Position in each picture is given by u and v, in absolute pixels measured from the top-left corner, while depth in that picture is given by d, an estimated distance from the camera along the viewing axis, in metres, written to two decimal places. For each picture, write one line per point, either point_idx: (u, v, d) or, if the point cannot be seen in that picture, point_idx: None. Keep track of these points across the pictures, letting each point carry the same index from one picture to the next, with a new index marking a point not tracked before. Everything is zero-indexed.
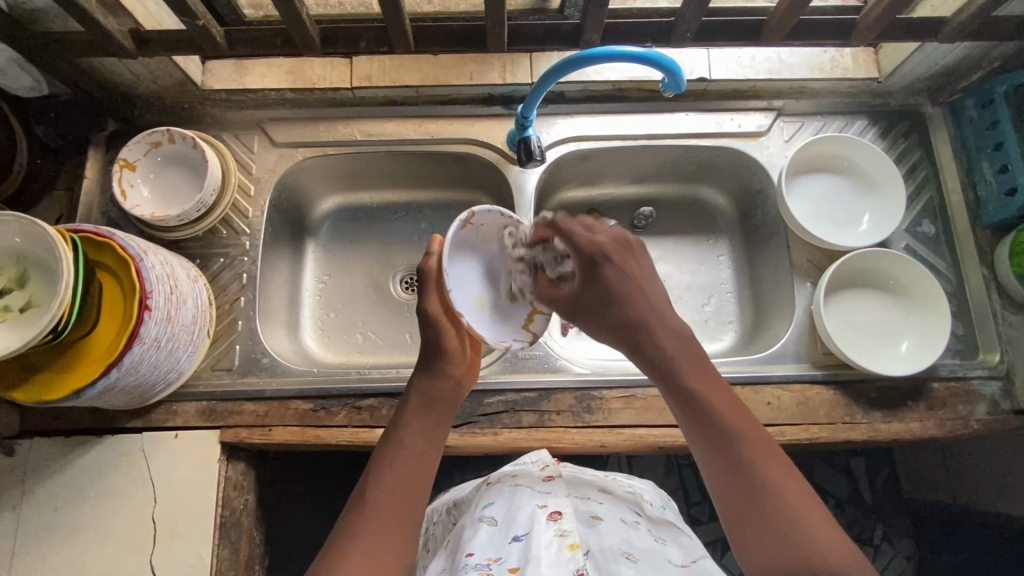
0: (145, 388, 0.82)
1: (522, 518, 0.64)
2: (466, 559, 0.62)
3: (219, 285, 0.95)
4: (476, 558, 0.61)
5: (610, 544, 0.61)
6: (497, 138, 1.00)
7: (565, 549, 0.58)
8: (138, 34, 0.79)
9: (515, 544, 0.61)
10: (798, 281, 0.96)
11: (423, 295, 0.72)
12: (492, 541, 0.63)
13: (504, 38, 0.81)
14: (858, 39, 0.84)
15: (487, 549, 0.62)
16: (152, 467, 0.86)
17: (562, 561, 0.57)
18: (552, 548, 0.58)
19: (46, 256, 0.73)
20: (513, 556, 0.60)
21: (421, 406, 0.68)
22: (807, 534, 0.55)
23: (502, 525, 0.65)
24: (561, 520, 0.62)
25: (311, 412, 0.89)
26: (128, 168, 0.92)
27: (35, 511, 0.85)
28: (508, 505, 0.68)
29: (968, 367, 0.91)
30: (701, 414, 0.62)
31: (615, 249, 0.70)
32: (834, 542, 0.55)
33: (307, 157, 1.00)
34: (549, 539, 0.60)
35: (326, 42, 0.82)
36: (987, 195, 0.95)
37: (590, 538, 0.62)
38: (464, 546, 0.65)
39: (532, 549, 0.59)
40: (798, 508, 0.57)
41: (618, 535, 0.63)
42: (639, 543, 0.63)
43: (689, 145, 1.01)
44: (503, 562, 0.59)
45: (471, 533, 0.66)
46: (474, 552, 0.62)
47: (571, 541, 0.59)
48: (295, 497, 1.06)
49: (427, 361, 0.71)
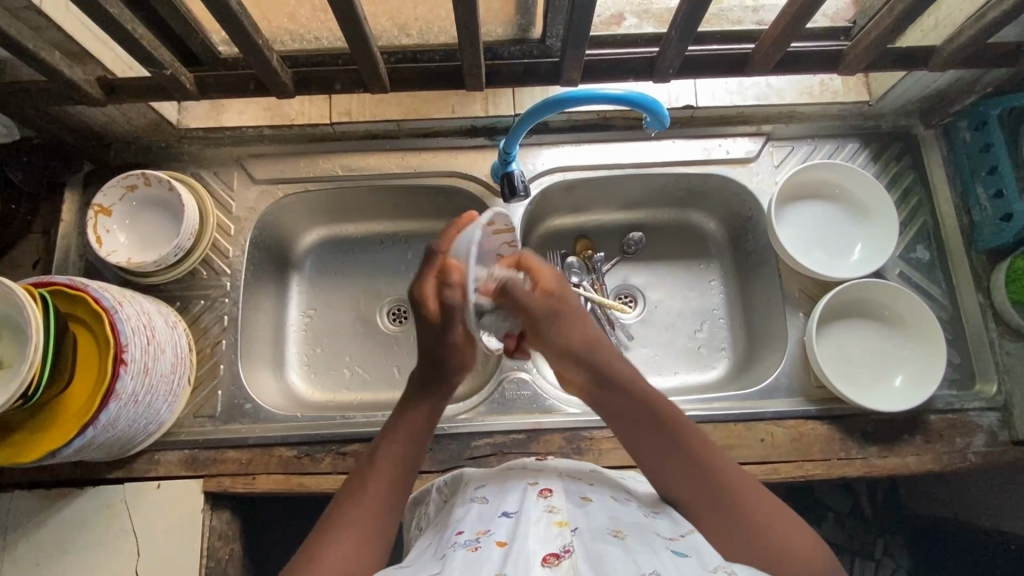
0: (123, 441, 0.81)
1: (513, 500, 0.61)
2: (455, 536, 0.57)
3: (200, 328, 0.93)
4: (466, 534, 0.57)
5: (599, 524, 0.57)
6: (481, 171, 0.98)
7: (554, 525, 0.55)
8: (105, 83, 0.77)
9: (505, 519, 0.57)
10: (790, 312, 0.94)
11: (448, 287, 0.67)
12: (481, 517, 0.59)
13: (482, 79, 0.80)
14: (846, 69, 0.81)
15: (477, 525, 0.58)
16: (135, 518, 0.85)
17: (549, 536, 0.53)
18: (540, 524, 0.55)
19: (16, 317, 0.72)
20: (501, 530, 0.55)
21: (426, 416, 0.71)
22: (776, 529, 0.59)
23: (492, 505, 0.61)
24: (551, 498, 0.59)
25: (295, 459, 0.87)
26: (103, 213, 0.90)
27: (16, 567, 0.83)
28: (500, 488, 0.65)
29: (965, 398, 0.89)
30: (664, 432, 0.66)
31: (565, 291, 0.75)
32: (802, 537, 0.59)
33: (287, 194, 0.98)
34: (538, 516, 0.56)
35: (301, 85, 0.81)
36: (982, 219, 0.93)
37: (579, 517, 0.57)
38: (453, 525, 0.60)
39: (522, 525, 0.55)
40: (764, 506, 0.60)
41: (605, 514, 0.59)
42: (627, 518, 0.59)
43: (676, 173, 0.99)
44: (492, 535, 0.55)
45: (461, 512, 0.62)
46: (464, 529, 0.58)
47: (559, 518, 0.56)
48: (283, 531, 1.04)
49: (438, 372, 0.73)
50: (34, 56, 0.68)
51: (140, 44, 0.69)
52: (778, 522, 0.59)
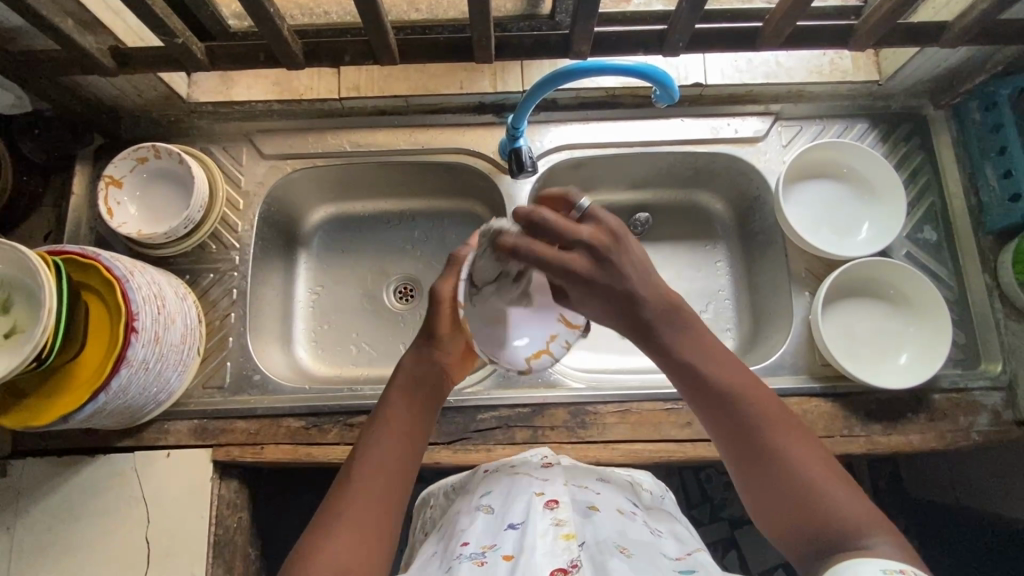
0: (134, 408, 0.82)
1: (518, 508, 0.61)
2: (461, 548, 0.58)
3: (209, 301, 0.94)
4: (472, 547, 0.58)
5: (606, 537, 0.58)
6: (489, 147, 0.98)
7: (560, 538, 0.56)
8: (117, 52, 0.78)
9: (511, 531, 0.58)
10: (796, 291, 0.94)
11: (441, 277, 0.71)
12: (488, 529, 0.59)
13: (492, 50, 0.79)
14: (856, 45, 0.81)
15: (483, 537, 0.59)
16: (145, 486, 0.86)
17: (557, 550, 0.55)
18: (547, 538, 0.56)
19: (30, 282, 0.72)
20: (508, 543, 0.57)
21: (406, 386, 0.68)
22: (816, 489, 0.55)
23: (498, 514, 0.62)
24: (558, 509, 0.60)
25: (303, 430, 0.88)
26: (114, 185, 0.90)
27: (28, 532, 0.84)
28: (505, 494, 0.65)
29: (970, 377, 0.90)
30: (706, 390, 0.62)
31: (591, 261, 0.62)
32: (856, 504, 0.54)
33: (295, 169, 0.99)
34: (544, 529, 0.57)
35: (310, 56, 0.81)
36: (990, 200, 0.93)
37: (586, 529, 0.58)
38: (459, 533, 0.62)
39: (527, 538, 0.56)
40: (810, 468, 0.56)
41: (614, 526, 0.60)
42: (634, 534, 0.60)
43: (684, 152, 0.99)
44: (499, 549, 0.56)
45: (466, 520, 0.63)
46: (469, 541, 0.59)
47: (567, 531, 0.57)
48: (288, 505, 1.06)
49: (419, 340, 0.71)
50: (47, 21, 0.69)
51: (152, 11, 0.69)
52: (829, 488, 0.55)
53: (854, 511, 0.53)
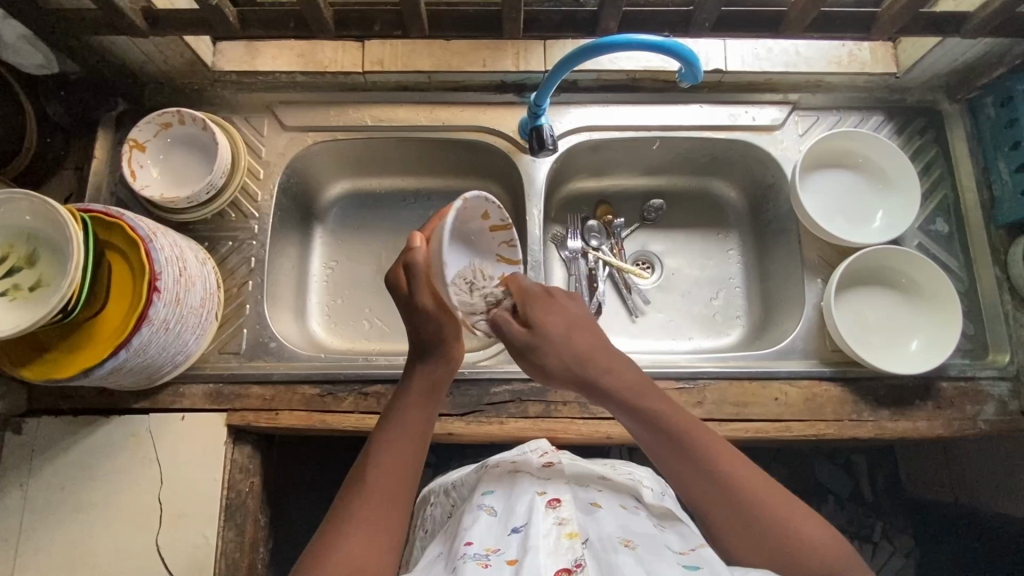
0: (152, 369, 0.82)
1: (521, 508, 0.61)
2: (465, 548, 0.58)
3: (227, 269, 0.95)
4: (475, 547, 0.57)
5: (609, 532, 0.58)
6: (509, 126, 0.99)
7: (563, 538, 0.56)
8: (150, 13, 0.78)
9: (515, 537, 0.57)
10: (808, 278, 0.95)
11: (415, 291, 0.68)
12: (491, 532, 0.59)
13: (520, 25, 0.80)
14: (878, 33, 0.83)
15: (487, 540, 0.58)
16: (159, 448, 0.86)
17: (560, 551, 0.55)
18: (550, 538, 0.56)
19: (56, 235, 0.73)
20: (511, 548, 0.56)
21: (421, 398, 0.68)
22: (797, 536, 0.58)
23: (502, 515, 0.61)
24: (560, 508, 0.60)
25: (317, 397, 0.89)
26: (138, 149, 0.91)
27: (42, 490, 0.85)
28: (506, 492, 0.65)
29: (978, 367, 0.91)
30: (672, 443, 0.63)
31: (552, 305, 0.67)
32: (816, 533, 0.59)
33: (316, 141, 0.99)
34: (547, 529, 0.57)
35: (340, 25, 0.82)
36: (1003, 194, 0.94)
37: (590, 526, 0.59)
38: (462, 534, 0.61)
39: (530, 538, 0.56)
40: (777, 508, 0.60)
41: (616, 522, 0.60)
42: (637, 528, 0.60)
43: (701, 137, 1.00)
44: (503, 553, 0.56)
45: (469, 519, 0.63)
46: (473, 541, 0.59)
47: (570, 530, 0.57)
48: (293, 479, 1.06)
49: (427, 352, 0.70)
50: None
51: None
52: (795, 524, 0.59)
53: (816, 540, 0.58)
